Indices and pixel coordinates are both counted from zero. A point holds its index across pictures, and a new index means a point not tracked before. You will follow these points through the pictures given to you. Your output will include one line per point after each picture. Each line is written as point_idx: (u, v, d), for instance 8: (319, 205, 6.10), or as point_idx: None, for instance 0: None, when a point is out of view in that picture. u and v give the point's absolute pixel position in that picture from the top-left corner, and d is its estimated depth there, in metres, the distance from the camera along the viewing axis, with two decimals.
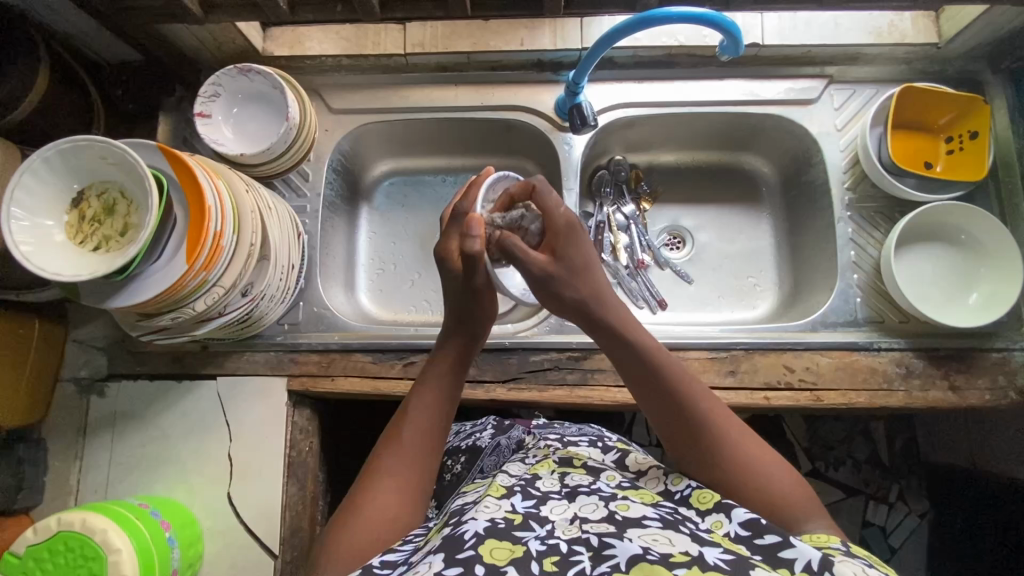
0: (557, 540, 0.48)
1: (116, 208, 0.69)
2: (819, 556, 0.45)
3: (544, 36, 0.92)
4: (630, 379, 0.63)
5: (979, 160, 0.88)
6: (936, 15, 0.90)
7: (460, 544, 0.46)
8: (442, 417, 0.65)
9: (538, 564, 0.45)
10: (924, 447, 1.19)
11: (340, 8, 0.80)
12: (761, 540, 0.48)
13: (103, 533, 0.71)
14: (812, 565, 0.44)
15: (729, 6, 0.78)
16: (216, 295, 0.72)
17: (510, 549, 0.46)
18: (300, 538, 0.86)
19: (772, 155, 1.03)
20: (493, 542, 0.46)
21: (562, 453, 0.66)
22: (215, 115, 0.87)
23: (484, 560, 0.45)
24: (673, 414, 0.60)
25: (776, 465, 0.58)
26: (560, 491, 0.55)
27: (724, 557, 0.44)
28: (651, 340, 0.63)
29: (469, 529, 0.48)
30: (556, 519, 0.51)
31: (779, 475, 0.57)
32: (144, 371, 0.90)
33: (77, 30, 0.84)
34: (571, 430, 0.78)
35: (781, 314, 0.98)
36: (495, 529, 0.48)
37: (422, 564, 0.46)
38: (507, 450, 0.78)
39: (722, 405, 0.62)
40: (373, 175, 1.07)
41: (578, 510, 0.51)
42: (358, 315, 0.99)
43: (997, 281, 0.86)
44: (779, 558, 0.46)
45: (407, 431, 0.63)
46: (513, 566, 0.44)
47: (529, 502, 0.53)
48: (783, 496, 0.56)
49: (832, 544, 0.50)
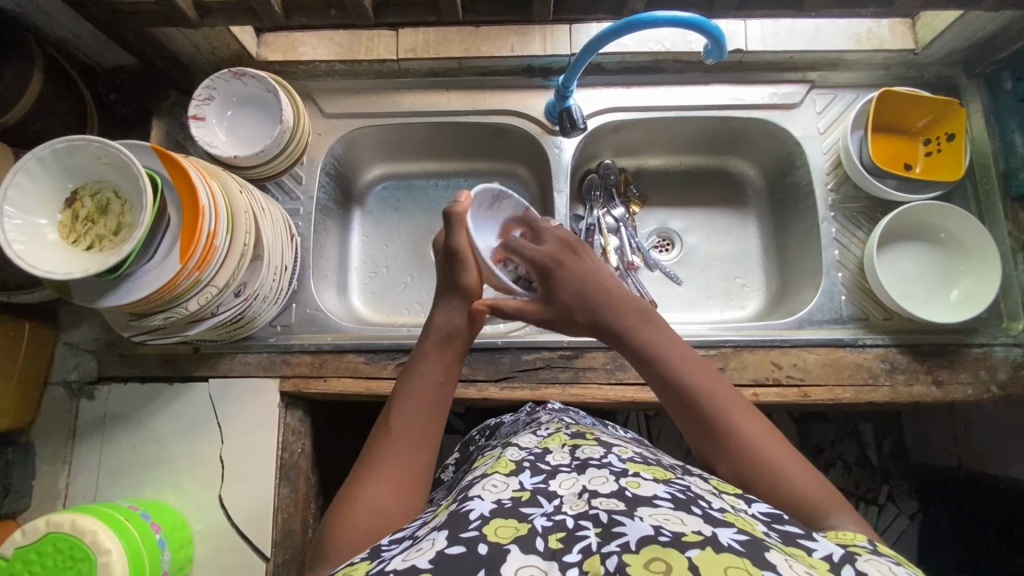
0: (564, 516, 0.48)
1: (110, 207, 0.70)
2: (840, 551, 0.46)
3: (534, 43, 0.95)
4: (653, 387, 0.68)
5: (956, 161, 0.90)
6: (912, 23, 0.93)
7: (465, 523, 0.47)
8: (429, 404, 0.67)
9: (543, 541, 0.45)
10: (913, 448, 1.21)
11: (333, 12, 0.81)
12: (780, 526, 0.50)
13: (93, 534, 0.70)
14: (832, 556, 0.46)
15: (713, 10, 0.80)
16: (209, 295, 0.73)
17: (515, 527, 0.47)
18: (292, 540, 0.86)
19: (758, 158, 1.05)
20: (498, 521, 0.48)
21: (576, 429, 0.66)
22: (209, 118, 0.88)
23: (488, 539, 0.46)
24: (694, 420, 0.64)
25: (798, 463, 0.60)
26: (571, 464, 0.56)
27: (738, 538, 0.44)
28: (671, 352, 0.68)
29: (474, 510, 0.49)
30: (564, 493, 0.51)
31: (799, 474, 0.58)
32: (135, 374, 0.90)
33: (71, 32, 0.85)
34: (585, 416, 0.77)
35: (768, 313, 1.00)
36: (501, 508, 0.50)
37: (426, 541, 0.47)
38: (521, 423, 0.78)
39: (746, 406, 0.64)
40: (366, 179, 1.08)
41: (587, 483, 0.52)
42: (350, 317, 1.00)
43: (977, 277, 0.88)
44: (799, 541, 0.48)
45: (399, 417, 0.65)
46: (516, 544, 0.45)
47: (537, 478, 0.54)
48: (804, 494, 0.57)
49: (859, 543, 0.50)
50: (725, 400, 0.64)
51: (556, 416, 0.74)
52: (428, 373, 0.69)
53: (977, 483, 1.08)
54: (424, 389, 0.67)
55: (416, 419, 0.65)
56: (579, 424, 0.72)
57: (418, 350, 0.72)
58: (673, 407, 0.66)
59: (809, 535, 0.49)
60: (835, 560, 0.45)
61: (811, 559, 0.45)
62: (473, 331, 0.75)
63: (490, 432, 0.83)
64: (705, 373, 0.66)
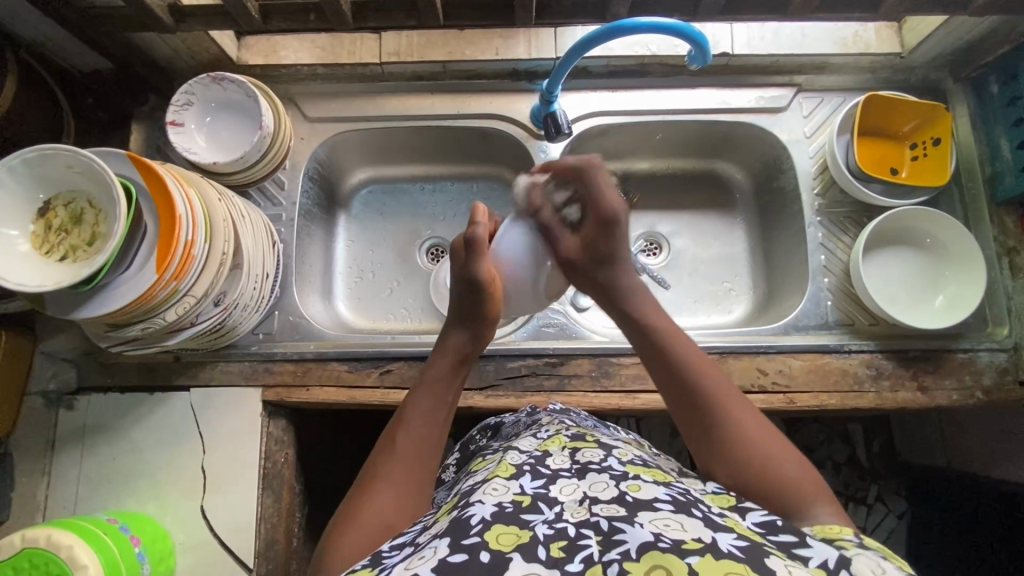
0: (565, 524, 0.47)
1: (84, 217, 0.68)
2: (836, 556, 0.45)
3: (519, 45, 0.94)
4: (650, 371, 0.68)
5: (942, 167, 0.90)
6: (898, 26, 0.93)
7: (466, 530, 0.46)
8: (437, 425, 0.66)
9: (544, 549, 0.44)
10: (902, 448, 1.21)
11: (312, 17, 0.80)
12: (775, 536, 0.48)
13: (69, 549, 0.69)
14: (829, 563, 0.44)
15: (697, 14, 0.79)
16: (187, 305, 0.71)
17: (517, 535, 0.46)
18: (276, 550, 0.85)
19: (746, 162, 1.04)
20: (499, 527, 0.47)
21: (576, 431, 0.65)
22: (188, 123, 0.87)
23: (489, 547, 0.45)
24: (687, 400, 0.63)
25: (774, 439, 0.59)
26: (571, 468, 0.55)
27: (738, 544, 0.44)
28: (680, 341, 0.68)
29: (474, 515, 0.48)
30: (564, 499, 0.50)
31: (790, 464, 0.57)
32: (115, 384, 0.89)
33: (47, 38, 0.83)
34: (585, 418, 0.76)
35: (755, 318, 1.00)
36: (502, 514, 0.48)
37: (428, 548, 0.46)
38: (523, 425, 0.76)
39: (745, 399, 0.63)
40: (350, 183, 1.07)
41: (588, 489, 0.51)
42: (335, 324, 0.99)
43: (961, 284, 0.88)
44: (793, 552, 0.46)
45: (407, 434, 0.64)
46: (518, 552, 0.44)
47: (537, 483, 0.53)
48: (788, 481, 0.56)
49: (845, 536, 0.50)
50: (722, 385, 0.63)
51: (558, 417, 0.72)
52: (435, 387, 0.68)
53: (964, 485, 1.08)
54: (432, 401, 0.67)
55: (424, 434, 0.64)
56: (580, 425, 0.70)
57: (430, 362, 0.71)
58: (669, 390, 0.65)
59: (803, 542, 0.47)
60: (831, 568, 0.43)
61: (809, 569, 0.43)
62: (483, 345, 0.75)
63: (491, 433, 0.81)
64: (710, 363, 0.66)
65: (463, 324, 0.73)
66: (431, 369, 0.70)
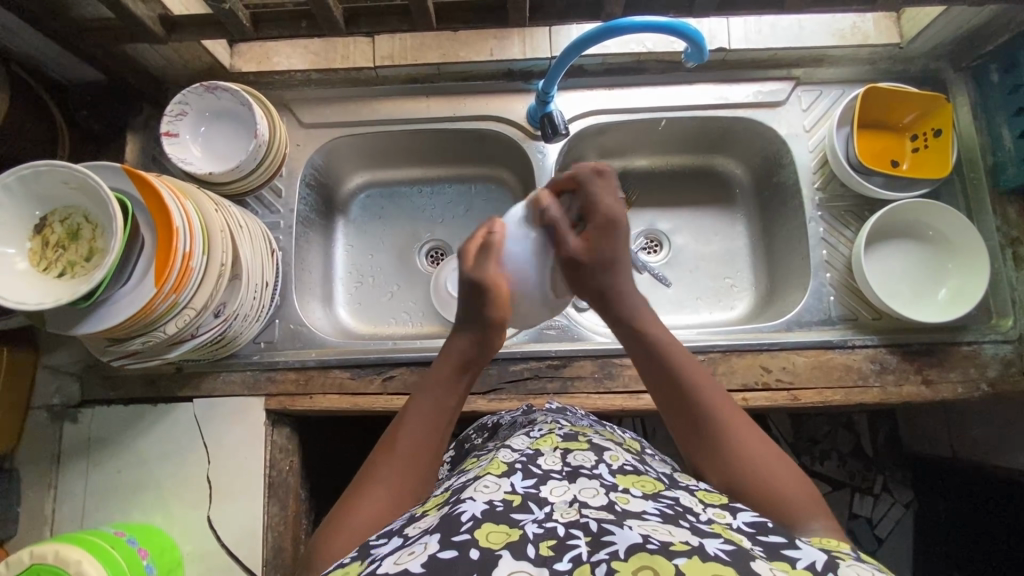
0: (555, 523, 0.47)
1: (81, 233, 0.68)
2: (824, 558, 0.44)
3: (513, 45, 0.93)
4: (646, 380, 0.68)
5: (943, 158, 0.89)
6: (897, 16, 0.92)
7: (456, 527, 0.46)
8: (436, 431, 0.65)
9: (534, 548, 0.44)
10: (907, 438, 1.20)
11: (303, 23, 0.79)
12: (765, 537, 0.48)
13: (78, 564, 0.70)
14: (817, 566, 0.44)
15: (693, 11, 0.78)
16: (187, 317, 0.71)
17: (506, 533, 0.46)
18: (283, 558, 0.85)
19: (746, 156, 1.03)
20: (490, 526, 0.46)
21: (568, 431, 0.65)
22: (182, 134, 0.86)
23: (478, 544, 0.44)
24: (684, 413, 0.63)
25: (773, 458, 0.59)
26: (561, 470, 0.55)
27: (724, 547, 0.44)
28: (675, 351, 0.67)
29: (466, 511, 0.48)
30: (555, 500, 0.50)
31: (788, 483, 0.57)
32: (119, 396, 0.89)
33: (39, 51, 0.83)
34: (580, 417, 0.75)
35: (757, 314, 0.99)
36: (492, 512, 0.48)
37: (418, 544, 0.46)
38: (519, 426, 0.75)
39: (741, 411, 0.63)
40: (348, 188, 1.06)
41: (578, 493, 0.51)
42: (336, 330, 0.99)
43: (964, 276, 0.87)
44: (781, 552, 0.45)
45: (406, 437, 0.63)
46: (507, 550, 0.44)
47: (529, 482, 0.53)
48: (786, 499, 0.56)
49: (843, 548, 0.50)
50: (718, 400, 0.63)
51: (552, 417, 0.72)
52: (440, 390, 0.67)
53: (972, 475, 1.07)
54: (431, 404, 0.66)
55: (424, 437, 0.64)
56: (576, 424, 0.70)
57: (434, 366, 0.69)
58: (667, 401, 0.65)
59: (793, 544, 0.47)
60: (819, 569, 0.43)
61: (794, 570, 0.43)
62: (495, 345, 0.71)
63: (489, 434, 0.80)
64: (702, 375, 0.65)
65: (467, 326, 0.70)
66: (436, 368, 0.69)
